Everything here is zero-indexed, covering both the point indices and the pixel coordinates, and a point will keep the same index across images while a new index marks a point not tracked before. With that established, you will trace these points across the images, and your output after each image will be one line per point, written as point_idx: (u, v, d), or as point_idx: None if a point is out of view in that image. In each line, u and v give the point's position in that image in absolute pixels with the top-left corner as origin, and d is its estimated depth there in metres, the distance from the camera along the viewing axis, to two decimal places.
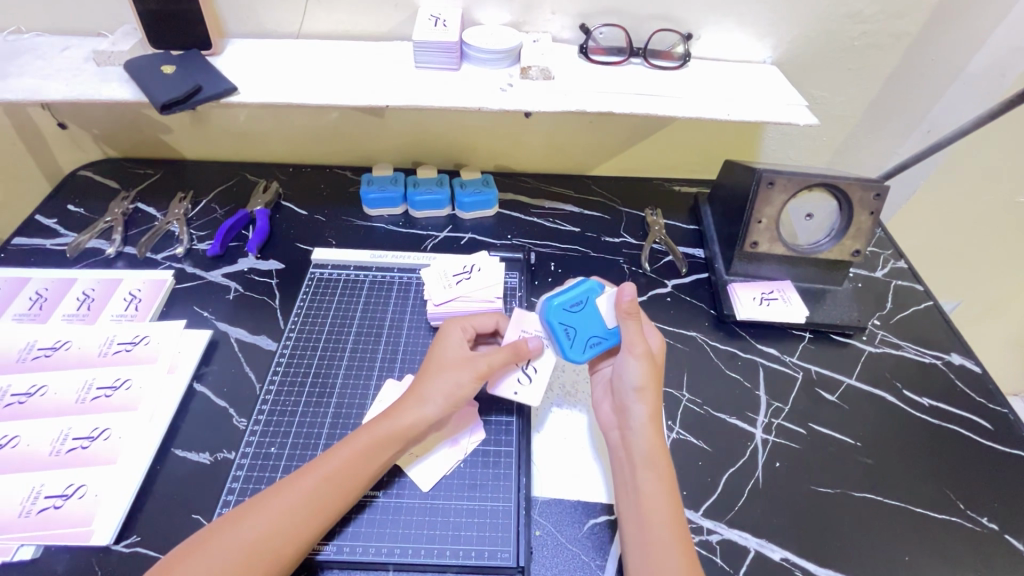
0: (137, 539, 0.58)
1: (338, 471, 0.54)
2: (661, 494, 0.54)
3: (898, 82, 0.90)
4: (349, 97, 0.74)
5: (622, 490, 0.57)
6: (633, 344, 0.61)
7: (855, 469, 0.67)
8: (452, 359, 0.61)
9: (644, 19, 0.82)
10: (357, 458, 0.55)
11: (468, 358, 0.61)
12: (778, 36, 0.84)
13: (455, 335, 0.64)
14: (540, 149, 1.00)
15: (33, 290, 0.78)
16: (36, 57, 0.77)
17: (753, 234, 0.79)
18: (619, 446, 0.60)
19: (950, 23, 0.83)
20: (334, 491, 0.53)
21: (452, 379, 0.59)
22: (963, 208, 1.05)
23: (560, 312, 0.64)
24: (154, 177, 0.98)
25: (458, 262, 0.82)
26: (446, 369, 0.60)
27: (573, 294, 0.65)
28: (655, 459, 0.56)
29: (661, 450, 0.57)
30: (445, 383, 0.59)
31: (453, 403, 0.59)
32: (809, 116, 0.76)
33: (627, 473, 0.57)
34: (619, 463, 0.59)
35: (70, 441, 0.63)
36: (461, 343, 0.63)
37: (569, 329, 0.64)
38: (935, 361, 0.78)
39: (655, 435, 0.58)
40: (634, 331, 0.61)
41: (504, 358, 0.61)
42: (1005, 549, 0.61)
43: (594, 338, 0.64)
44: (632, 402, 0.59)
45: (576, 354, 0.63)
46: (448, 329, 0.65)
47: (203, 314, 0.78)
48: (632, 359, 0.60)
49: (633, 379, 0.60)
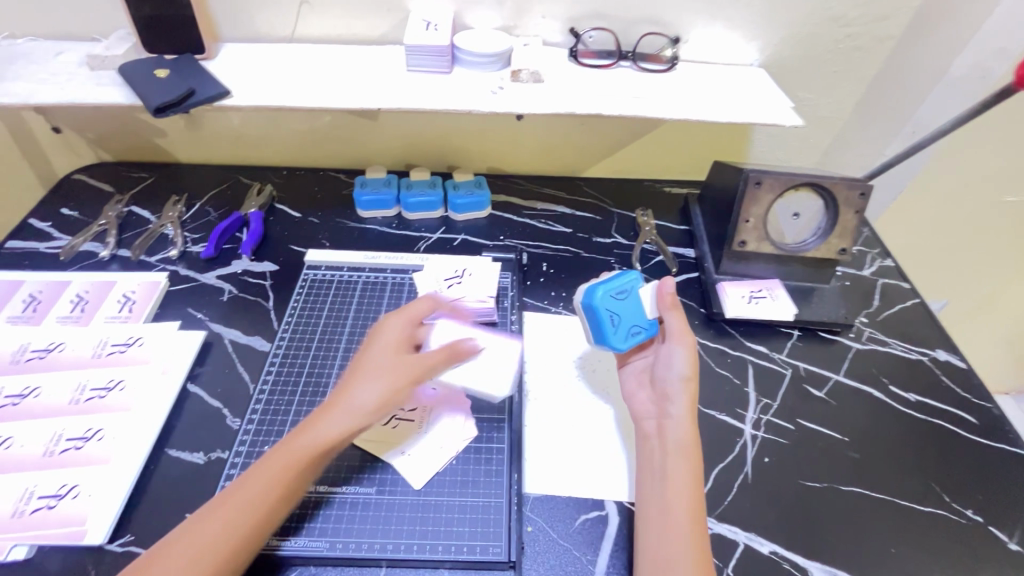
0: (130, 538, 0.58)
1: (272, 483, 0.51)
2: (690, 482, 0.55)
3: (882, 84, 0.92)
4: (341, 99, 0.75)
5: (650, 476, 0.57)
6: (680, 335, 0.63)
7: (842, 464, 0.68)
8: (388, 357, 0.58)
9: (632, 22, 0.84)
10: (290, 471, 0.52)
11: (397, 364, 0.58)
12: (765, 38, 0.85)
13: (390, 333, 0.61)
14: (531, 151, 1.01)
15: (27, 292, 0.78)
16: (31, 62, 0.78)
17: (740, 234, 0.80)
18: (653, 435, 0.61)
19: (932, 25, 0.85)
20: (264, 506, 0.51)
21: (379, 383, 0.56)
22: (949, 208, 1.07)
23: (606, 300, 0.66)
24: (148, 181, 0.98)
25: (449, 267, 0.82)
26: (371, 374, 0.57)
27: (618, 283, 0.67)
28: (689, 449, 0.57)
29: (695, 443, 0.58)
30: (375, 385, 0.56)
31: (381, 408, 0.56)
32: (795, 116, 0.77)
33: (657, 457, 0.58)
34: (650, 451, 0.60)
35: (63, 442, 0.63)
36: (396, 342, 0.60)
37: (614, 316, 0.66)
38: (920, 357, 0.80)
39: (693, 427, 0.59)
40: (678, 322, 0.64)
41: (437, 359, 0.59)
42: (987, 540, 0.62)
43: (638, 326, 0.66)
44: (675, 391, 0.61)
45: (619, 341, 0.65)
46: (386, 326, 0.61)
47: (197, 315, 0.79)
48: (681, 347, 0.63)
49: (681, 369, 0.62)
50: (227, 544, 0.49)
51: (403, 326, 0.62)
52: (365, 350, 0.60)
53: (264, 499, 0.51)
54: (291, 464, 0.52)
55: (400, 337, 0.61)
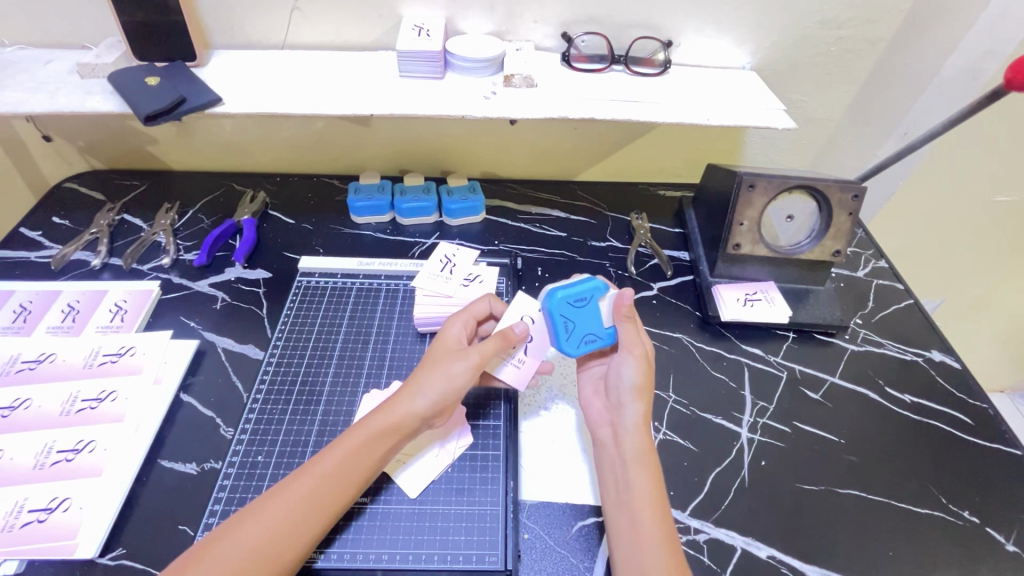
0: (122, 552, 0.58)
1: (340, 466, 0.54)
2: (651, 489, 0.55)
3: (874, 86, 0.92)
4: (333, 105, 0.74)
5: (612, 488, 0.57)
6: (631, 345, 0.62)
7: (838, 466, 0.68)
8: (453, 347, 0.62)
9: (624, 27, 0.84)
10: (359, 452, 0.55)
11: (463, 351, 0.61)
12: (756, 42, 0.86)
13: (452, 328, 0.65)
14: (525, 155, 1.01)
15: (17, 302, 0.77)
16: (20, 70, 0.77)
17: (735, 236, 0.80)
18: (610, 444, 0.60)
19: (921, 27, 0.86)
20: (332, 488, 0.53)
21: (448, 372, 0.59)
22: (942, 209, 1.07)
23: (562, 306, 0.64)
24: (139, 189, 0.98)
25: (434, 258, 0.84)
26: (442, 362, 0.60)
27: (578, 288, 0.64)
28: (646, 455, 0.57)
29: (651, 447, 0.58)
30: (438, 378, 0.59)
31: (446, 398, 0.59)
32: (787, 119, 0.77)
33: (617, 467, 0.58)
34: (609, 460, 0.59)
35: (54, 454, 0.62)
36: (459, 335, 0.64)
37: (569, 322, 0.64)
38: (916, 358, 0.80)
39: (647, 433, 0.58)
40: (631, 332, 0.62)
41: (493, 347, 0.61)
42: (985, 541, 0.62)
43: (592, 334, 0.64)
44: (626, 401, 0.60)
45: (571, 347, 0.64)
46: (449, 322, 0.65)
47: (189, 324, 0.78)
48: (631, 359, 0.61)
49: (631, 378, 0.60)
50: (285, 532, 0.50)
51: (465, 320, 0.66)
52: (431, 344, 0.64)
53: (333, 480, 0.53)
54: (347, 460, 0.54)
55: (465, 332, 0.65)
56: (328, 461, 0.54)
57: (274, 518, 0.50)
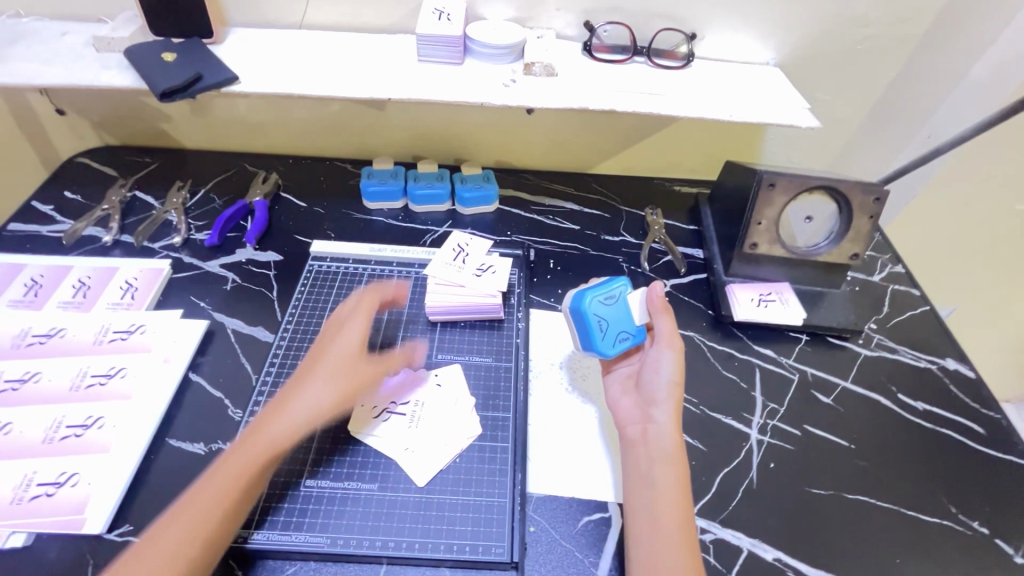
0: (129, 528, 0.58)
1: (244, 465, 0.54)
2: (676, 488, 0.55)
3: (899, 87, 0.90)
4: (350, 88, 0.73)
5: (636, 482, 0.57)
6: (670, 339, 0.63)
7: (847, 472, 0.67)
8: (350, 349, 0.63)
9: (648, 17, 0.82)
10: (259, 454, 0.55)
11: (354, 356, 0.63)
12: (782, 37, 0.84)
13: (356, 318, 0.66)
14: (541, 145, 0.99)
15: (28, 276, 0.77)
16: (35, 42, 0.77)
17: (752, 235, 0.79)
18: (637, 441, 0.60)
19: (952, 27, 0.84)
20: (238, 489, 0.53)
21: (331, 383, 0.60)
22: (961, 214, 1.06)
23: (595, 305, 0.66)
24: (152, 166, 0.97)
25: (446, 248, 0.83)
26: (332, 359, 0.62)
27: (607, 287, 0.67)
28: (674, 455, 0.57)
29: (680, 447, 0.58)
30: (329, 379, 0.61)
31: (335, 405, 0.60)
32: (810, 118, 0.75)
33: (642, 462, 0.57)
34: (634, 456, 0.59)
35: (63, 429, 0.62)
36: (353, 329, 0.65)
37: (602, 322, 0.66)
38: (930, 366, 0.79)
39: (677, 433, 0.59)
40: (668, 325, 0.64)
41: (385, 365, 0.65)
42: (994, 553, 0.62)
43: (625, 331, 0.66)
44: (662, 397, 0.61)
45: (606, 346, 0.66)
46: (352, 309, 0.67)
47: (200, 304, 0.78)
48: (669, 353, 0.62)
49: (669, 374, 0.61)
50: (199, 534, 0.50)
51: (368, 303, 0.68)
52: (326, 342, 0.65)
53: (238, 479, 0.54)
54: (257, 451, 0.55)
55: (364, 321, 0.66)
56: (240, 456, 0.55)
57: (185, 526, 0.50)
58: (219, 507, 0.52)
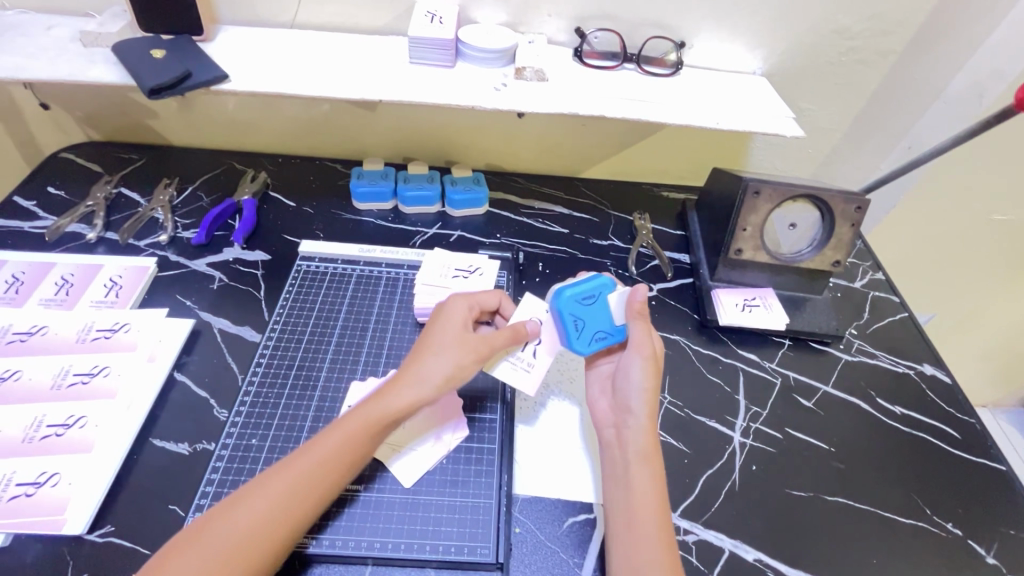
0: (111, 529, 0.57)
1: (329, 457, 0.53)
2: (652, 491, 0.55)
3: (882, 99, 0.93)
4: (341, 88, 0.73)
5: (614, 486, 0.57)
6: (640, 345, 0.62)
7: (827, 474, 0.69)
8: (459, 326, 0.61)
9: (638, 25, 0.83)
10: (341, 451, 0.54)
11: (470, 338, 0.60)
12: (769, 47, 0.85)
13: (460, 310, 0.63)
14: (531, 149, 1.00)
15: (9, 272, 0.76)
16: (20, 35, 0.76)
17: (738, 241, 0.81)
18: (614, 443, 0.60)
19: (932, 41, 0.86)
20: (313, 481, 0.52)
21: (453, 359, 0.58)
22: (940, 224, 1.08)
23: (572, 304, 0.64)
24: (138, 163, 0.96)
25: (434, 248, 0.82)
26: (444, 346, 0.59)
27: (587, 286, 0.65)
28: (649, 456, 0.57)
29: (655, 449, 0.58)
30: (442, 363, 0.58)
31: (447, 381, 0.58)
32: (795, 127, 0.77)
33: (618, 467, 0.58)
34: (611, 459, 0.59)
35: (44, 428, 0.61)
36: (462, 317, 0.63)
37: (579, 321, 0.64)
38: (908, 371, 0.81)
39: (651, 434, 0.59)
40: (641, 330, 0.63)
41: (505, 339, 0.61)
42: (966, 553, 0.63)
43: (602, 331, 0.65)
44: (635, 402, 0.60)
45: (582, 345, 0.64)
46: (454, 303, 0.64)
47: (186, 303, 0.77)
48: (638, 359, 0.61)
49: (638, 380, 0.61)
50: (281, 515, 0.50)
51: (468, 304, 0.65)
52: (434, 324, 0.62)
53: (314, 473, 0.52)
54: (340, 451, 0.54)
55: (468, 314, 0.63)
56: (328, 444, 0.54)
57: (261, 508, 0.50)
58: (303, 489, 0.51)
